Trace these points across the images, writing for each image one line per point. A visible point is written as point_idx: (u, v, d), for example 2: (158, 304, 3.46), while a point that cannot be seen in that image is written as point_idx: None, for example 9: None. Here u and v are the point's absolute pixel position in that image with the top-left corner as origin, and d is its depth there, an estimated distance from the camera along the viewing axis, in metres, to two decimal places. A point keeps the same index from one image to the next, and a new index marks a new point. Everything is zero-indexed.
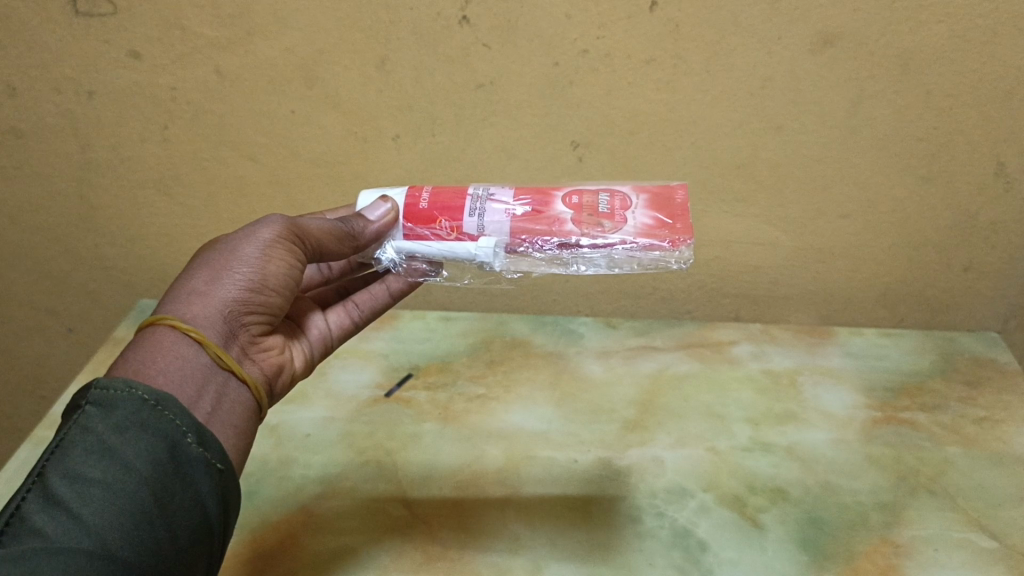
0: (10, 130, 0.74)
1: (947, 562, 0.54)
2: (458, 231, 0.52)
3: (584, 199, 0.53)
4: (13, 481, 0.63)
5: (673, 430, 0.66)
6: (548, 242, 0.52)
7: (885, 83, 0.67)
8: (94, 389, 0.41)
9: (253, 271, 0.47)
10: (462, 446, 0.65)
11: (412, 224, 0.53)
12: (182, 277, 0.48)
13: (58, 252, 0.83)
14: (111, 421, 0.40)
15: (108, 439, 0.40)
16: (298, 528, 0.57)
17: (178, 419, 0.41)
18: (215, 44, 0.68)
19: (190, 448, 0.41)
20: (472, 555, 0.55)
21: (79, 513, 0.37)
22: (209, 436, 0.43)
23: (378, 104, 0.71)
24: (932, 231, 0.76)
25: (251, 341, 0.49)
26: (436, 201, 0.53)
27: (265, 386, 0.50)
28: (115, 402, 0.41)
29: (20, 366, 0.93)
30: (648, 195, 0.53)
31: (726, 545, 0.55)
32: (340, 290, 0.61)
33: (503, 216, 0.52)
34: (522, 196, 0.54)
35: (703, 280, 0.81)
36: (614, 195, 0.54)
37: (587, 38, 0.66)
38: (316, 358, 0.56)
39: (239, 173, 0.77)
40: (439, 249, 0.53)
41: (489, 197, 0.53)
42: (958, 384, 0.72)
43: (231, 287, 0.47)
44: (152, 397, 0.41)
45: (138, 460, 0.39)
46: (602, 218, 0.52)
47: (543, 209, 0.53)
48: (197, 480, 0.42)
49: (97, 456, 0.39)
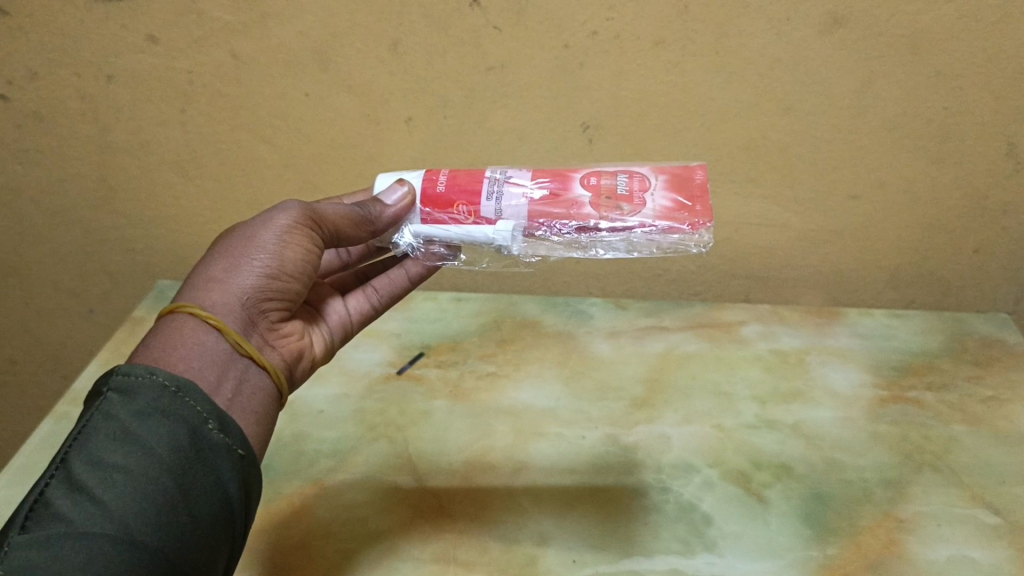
0: (31, 114, 0.76)
1: (949, 537, 0.55)
2: (475, 215, 0.53)
3: (602, 181, 0.53)
4: (36, 454, 0.65)
5: (680, 407, 0.67)
6: (567, 225, 0.52)
7: (895, 63, 0.67)
8: (116, 375, 0.42)
9: (270, 258, 0.48)
10: (472, 422, 0.66)
11: (429, 208, 0.54)
12: (201, 266, 0.49)
13: (79, 234, 0.85)
14: (132, 407, 0.41)
15: (129, 425, 0.40)
16: (311, 499, 0.59)
17: (198, 405, 0.42)
18: (231, 28, 0.69)
19: (211, 434, 0.42)
20: (480, 527, 0.56)
21: (98, 499, 0.38)
22: (229, 422, 0.43)
23: (391, 86, 0.72)
24: (942, 212, 0.76)
25: (270, 327, 0.50)
26: (453, 184, 0.54)
27: (285, 371, 0.51)
28: (136, 389, 0.41)
29: (41, 346, 0.95)
30: (666, 176, 0.53)
31: (731, 519, 0.56)
32: (360, 275, 0.62)
33: (521, 199, 0.52)
34: (541, 178, 0.54)
35: (713, 262, 0.81)
36: (632, 176, 0.54)
37: (597, 19, 0.66)
38: (335, 343, 0.57)
39: (255, 155, 0.78)
40: (457, 233, 0.53)
41: (507, 180, 0.53)
42: (966, 364, 0.73)
43: (249, 274, 0.48)
44: (172, 383, 0.42)
45: (158, 445, 0.40)
46: (621, 200, 0.52)
47: (562, 192, 0.53)
48: (219, 465, 0.42)
49: (118, 441, 0.40)
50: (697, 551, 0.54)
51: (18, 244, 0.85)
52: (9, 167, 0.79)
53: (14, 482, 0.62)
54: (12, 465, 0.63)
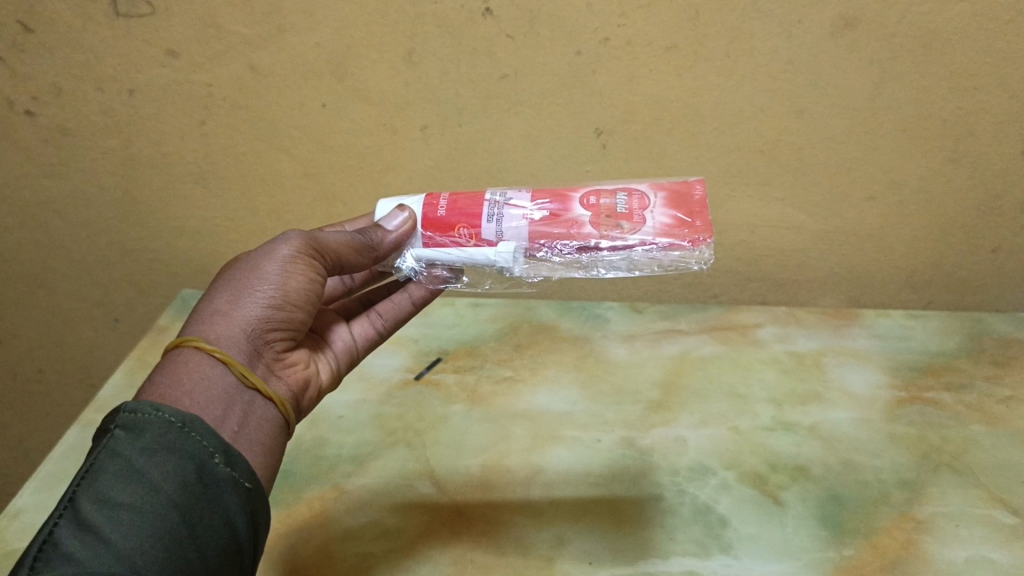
0: (56, 129, 0.77)
1: (967, 537, 0.55)
2: (476, 237, 0.54)
3: (601, 200, 0.54)
4: (62, 462, 0.66)
5: (696, 410, 0.67)
6: (568, 245, 0.53)
7: (908, 64, 0.67)
8: (122, 412, 0.43)
9: (275, 289, 0.49)
10: (489, 427, 0.67)
11: (430, 233, 0.55)
12: (205, 300, 0.50)
13: (103, 245, 0.86)
14: (139, 444, 0.42)
15: (136, 462, 0.41)
16: (330, 504, 0.60)
17: (204, 440, 0.43)
18: (249, 41, 0.71)
19: (217, 469, 0.43)
20: (497, 530, 0.57)
21: (107, 538, 0.38)
22: (235, 456, 0.44)
23: (406, 95, 0.73)
24: (959, 212, 0.76)
25: (275, 357, 0.51)
26: (453, 208, 0.55)
27: (292, 401, 0.52)
28: (143, 426, 0.42)
29: (68, 356, 0.96)
30: (666, 193, 0.54)
31: (747, 520, 0.56)
32: (362, 300, 0.63)
33: (521, 221, 0.54)
34: (540, 198, 0.55)
35: (729, 264, 0.81)
36: (632, 194, 0.54)
37: (609, 26, 0.67)
38: (341, 369, 0.58)
39: (274, 165, 0.79)
40: (459, 256, 0.54)
41: (506, 202, 0.54)
42: (985, 364, 0.72)
43: (254, 306, 0.49)
44: (179, 418, 0.43)
45: (165, 482, 0.41)
46: (620, 219, 0.53)
47: (562, 212, 0.54)
48: (225, 500, 0.43)
49: (125, 478, 0.40)
50: (713, 553, 0.54)
51: (45, 256, 0.87)
52: (35, 181, 0.81)
53: (43, 488, 0.63)
54: (41, 473, 0.65)
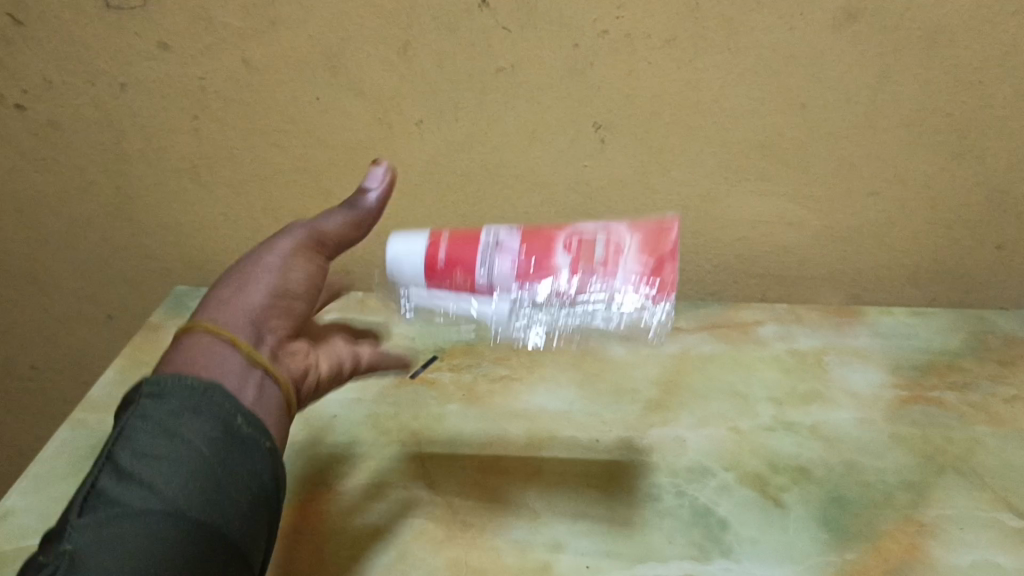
0: (47, 123, 0.77)
1: (972, 541, 0.54)
2: (470, 283, 0.59)
3: (583, 245, 0.59)
4: (52, 462, 0.64)
5: (696, 410, 0.66)
6: (551, 295, 0.59)
7: (913, 57, 0.68)
8: (148, 385, 0.47)
9: (278, 276, 0.54)
10: (485, 426, 0.65)
11: (429, 281, 0.61)
12: (216, 291, 0.54)
13: (97, 242, 0.84)
14: (166, 407, 0.45)
15: (166, 422, 0.45)
16: (324, 506, 0.58)
17: (224, 402, 0.46)
18: (242, 33, 0.70)
19: (241, 426, 0.46)
20: (492, 533, 0.56)
21: (151, 485, 0.42)
22: (254, 414, 0.47)
23: (401, 90, 0.72)
24: (963, 208, 0.75)
25: (280, 340, 0.54)
26: (451, 257, 0.60)
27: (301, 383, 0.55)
28: (170, 391, 0.46)
29: (60, 355, 0.94)
30: (641, 237, 0.59)
31: (747, 523, 0.55)
32: None
33: (510, 267, 0.59)
34: (528, 248, 0.60)
35: (730, 262, 0.80)
36: (609, 241, 0.60)
37: (607, 18, 0.67)
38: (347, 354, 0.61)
39: (267, 159, 0.78)
40: (455, 303, 0.61)
41: (497, 247, 0.60)
42: (989, 363, 0.71)
43: (261, 290, 0.53)
44: (200, 384, 0.46)
45: (195, 436, 0.44)
46: (597, 268, 0.59)
47: (546, 260, 0.59)
48: (251, 451, 0.46)
49: (156, 435, 0.44)
50: (713, 556, 0.53)
51: (37, 252, 0.85)
52: (26, 176, 0.80)
53: (31, 489, 0.61)
54: (28, 474, 0.63)
